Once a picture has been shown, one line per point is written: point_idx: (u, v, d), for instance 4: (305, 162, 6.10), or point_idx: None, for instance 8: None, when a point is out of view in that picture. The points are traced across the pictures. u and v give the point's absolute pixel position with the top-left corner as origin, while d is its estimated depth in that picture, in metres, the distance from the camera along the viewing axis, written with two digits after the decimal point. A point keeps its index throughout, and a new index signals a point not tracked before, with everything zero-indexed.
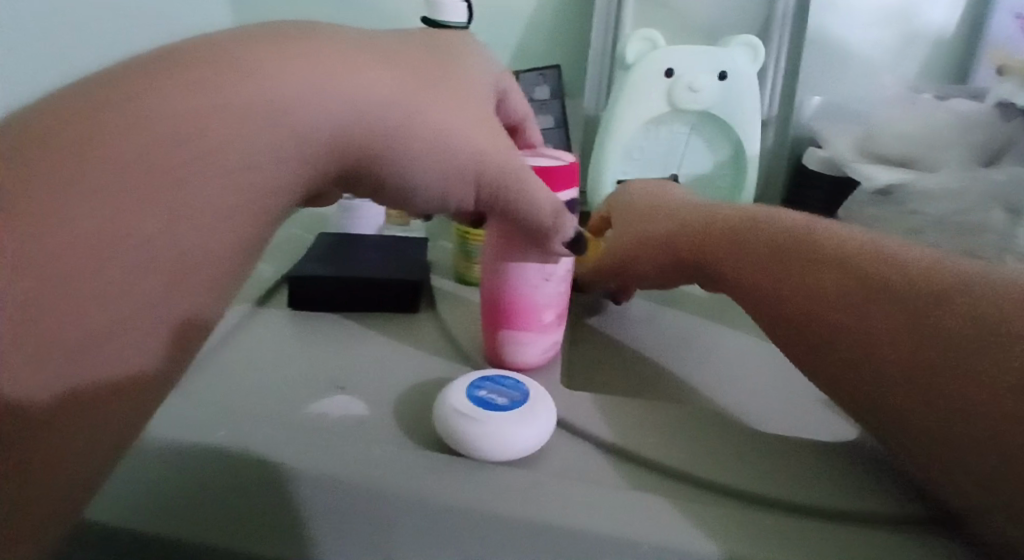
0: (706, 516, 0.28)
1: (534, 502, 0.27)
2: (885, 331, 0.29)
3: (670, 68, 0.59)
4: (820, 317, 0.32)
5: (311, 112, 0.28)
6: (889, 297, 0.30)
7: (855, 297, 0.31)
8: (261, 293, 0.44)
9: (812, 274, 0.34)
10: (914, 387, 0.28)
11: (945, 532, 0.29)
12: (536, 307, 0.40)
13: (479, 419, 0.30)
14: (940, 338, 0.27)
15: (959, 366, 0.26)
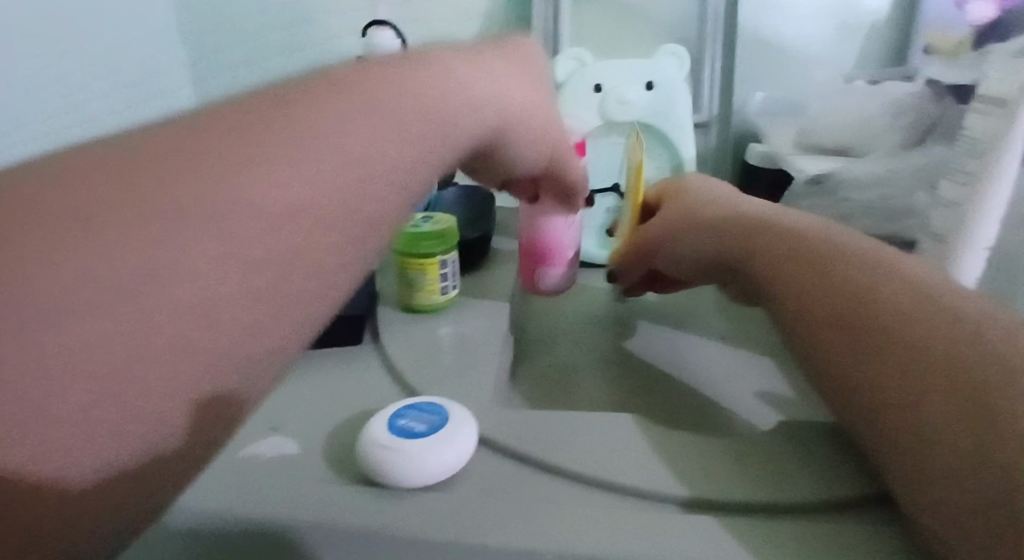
0: (623, 519, 0.30)
1: (446, 523, 0.30)
2: (887, 351, 0.29)
3: (597, 84, 0.61)
4: (829, 328, 0.32)
5: (358, 125, 0.26)
6: (904, 323, 0.29)
7: (864, 316, 0.31)
8: None
9: (837, 287, 0.33)
10: (905, 402, 0.28)
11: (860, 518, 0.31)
12: (561, 249, 0.55)
13: (394, 449, 0.32)
14: (929, 376, 0.27)
15: (948, 393, 0.26)
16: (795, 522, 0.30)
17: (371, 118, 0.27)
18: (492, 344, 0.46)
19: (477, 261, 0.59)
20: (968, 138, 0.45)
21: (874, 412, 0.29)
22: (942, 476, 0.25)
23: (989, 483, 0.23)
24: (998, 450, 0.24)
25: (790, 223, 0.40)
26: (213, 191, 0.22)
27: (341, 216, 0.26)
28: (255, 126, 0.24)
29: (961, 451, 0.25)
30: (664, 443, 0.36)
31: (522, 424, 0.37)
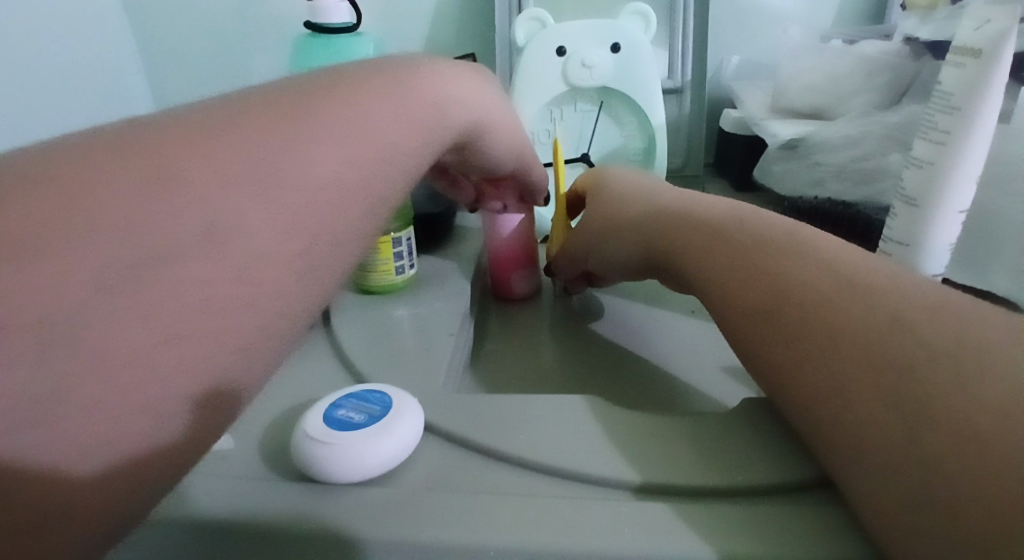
0: (568, 508, 0.28)
1: (379, 516, 0.28)
2: (821, 348, 0.28)
3: (559, 47, 0.58)
4: (762, 326, 0.31)
5: (311, 159, 0.29)
6: (835, 315, 0.28)
7: (794, 311, 0.29)
8: None
9: (767, 281, 0.32)
10: (833, 400, 0.26)
11: (820, 496, 0.29)
12: (514, 255, 0.53)
13: (327, 441, 0.31)
14: (865, 371, 0.26)
15: (875, 385, 0.25)
16: (750, 504, 0.29)
17: (318, 144, 0.30)
18: (446, 323, 0.44)
19: (440, 237, 0.56)
20: (942, 92, 0.43)
21: (811, 413, 0.27)
22: (887, 475, 0.24)
23: (936, 480, 0.22)
24: (940, 444, 0.22)
25: (722, 212, 0.38)
26: (173, 211, 0.24)
27: (279, 221, 0.27)
28: (210, 152, 0.26)
29: (904, 449, 0.23)
30: (619, 424, 0.34)
31: (473, 409, 0.36)
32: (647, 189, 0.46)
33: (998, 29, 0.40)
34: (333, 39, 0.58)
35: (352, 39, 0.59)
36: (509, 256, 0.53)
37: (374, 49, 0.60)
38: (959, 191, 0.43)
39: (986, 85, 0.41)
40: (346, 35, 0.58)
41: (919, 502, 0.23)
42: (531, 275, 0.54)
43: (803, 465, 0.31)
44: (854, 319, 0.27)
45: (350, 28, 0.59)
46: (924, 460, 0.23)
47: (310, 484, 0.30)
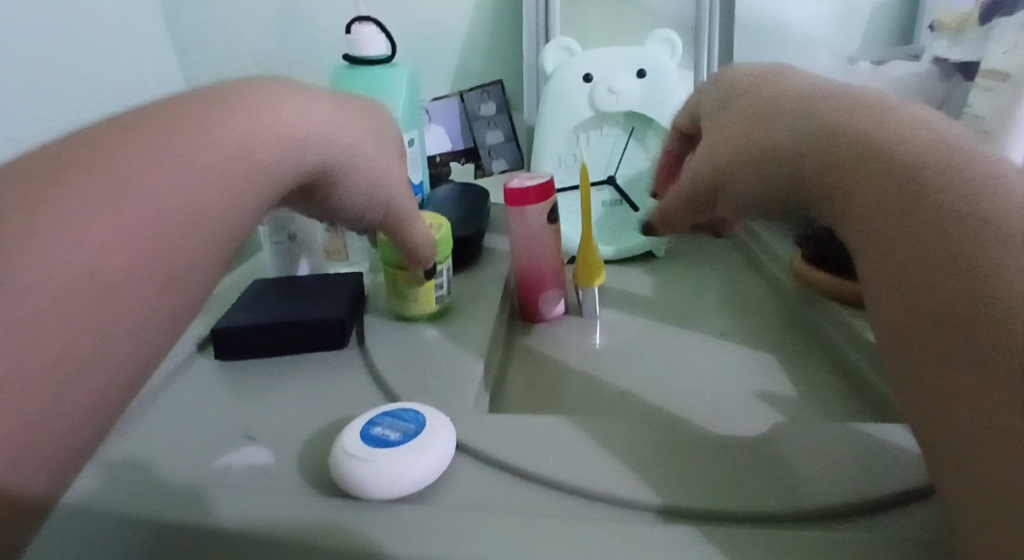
0: (593, 528, 0.29)
1: (412, 533, 0.29)
2: (958, 300, 0.22)
3: (588, 74, 0.60)
4: (890, 258, 0.25)
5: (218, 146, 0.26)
6: (994, 262, 0.22)
7: (936, 247, 0.24)
8: (195, 347, 0.46)
9: (905, 200, 0.25)
10: (931, 346, 0.23)
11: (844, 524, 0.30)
12: (540, 276, 0.54)
13: (364, 459, 0.32)
14: (1005, 350, 0.21)
15: (980, 350, 0.22)
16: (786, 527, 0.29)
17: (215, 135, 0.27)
18: (476, 344, 0.45)
19: (470, 257, 0.57)
20: (974, 113, 0.44)
21: (920, 371, 0.24)
22: (991, 477, 0.21)
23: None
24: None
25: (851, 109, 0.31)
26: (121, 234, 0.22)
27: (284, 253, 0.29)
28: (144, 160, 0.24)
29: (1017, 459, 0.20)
30: (647, 445, 0.35)
31: (503, 429, 0.36)
32: (752, 90, 0.38)
33: None
34: (369, 70, 0.61)
35: (386, 70, 0.61)
36: (535, 277, 0.54)
37: (407, 78, 0.62)
38: None
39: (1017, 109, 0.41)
40: (381, 66, 0.61)
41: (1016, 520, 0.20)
42: (558, 297, 0.55)
43: (831, 492, 0.31)
44: (983, 261, 0.22)
45: (385, 59, 0.61)
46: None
47: (346, 500, 0.31)
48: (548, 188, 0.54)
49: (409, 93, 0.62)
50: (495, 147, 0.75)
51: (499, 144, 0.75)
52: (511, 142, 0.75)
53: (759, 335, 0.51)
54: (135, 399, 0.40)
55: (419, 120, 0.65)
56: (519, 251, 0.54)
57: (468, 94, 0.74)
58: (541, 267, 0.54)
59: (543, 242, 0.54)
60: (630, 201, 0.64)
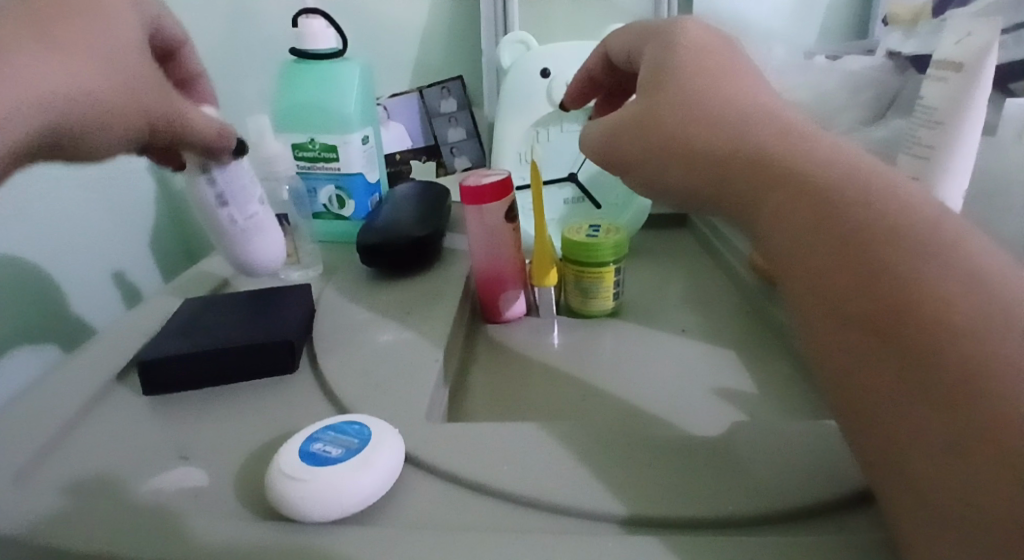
0: (538, 541, 0.28)
1: (356, 552, 0.27)
2: (899, 324, 0.24)
3: (545, 68, 0.58)
4: (827, 285, 0.27)
5: None
6: (882, 259, 0.26)
7: (833, 239, 0.27)
8: (118, 373, 0.42)
9: (806, 201, 0.29)
10: (878, 371, 0.25)
11: (796, 526, 0.29)
12: (502, 277, 0.53)
13: (303, 478, 0.30)
14: (903, 333, 0.24)
15: (928, 378, 0.23)
16: (742, 534, 0.28)
17: None
18: (429, 348, 0.43)
19: (427, 258, 0.55)
20: (925, 105, 0.43)
21: (876, 394, 0.25)
22: (901, 454, 0.24)
23: (942, 479, 0.23)
24: (980, 469, 0.22)
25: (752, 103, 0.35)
26: None
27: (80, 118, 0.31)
28: None
29: (928, 441, 0.23)
30: (608, 450, 0.34)
31: (456, 438, 0.35)
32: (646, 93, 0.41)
33: (979, 44, 0.40)
34: (319, 64, 0.59)
35: (337, 65, 0.59)
36: (496, 276, 0.53)
37: (361, 74, 0.60)
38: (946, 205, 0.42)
39: (967, 102, 0.41)
40: (332, 61, 0.59)
41: (924, 493, 0.23)
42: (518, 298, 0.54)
43: (785, 495, 0.30)
44: (914, 295, 0.24)
45: (336, 53, 0.59)
46: (968, 478, 0.22)
47: (285, 522, 0.29)
48: (508, 186, 0.52)
49: (363, 90, 0.60)
50: (456, 145, 0.73)
51: (460, 141, 0.73)
52: (472, 140, 0.74)
53: (721, 334, 0.50)
54: (62, 417, 0.38)
55: (374, 118, 0.62)
56: (480, 249, 0.52)
57: (428, 90, 0.72)
58: (502, 266, 0.53)
59: (505, 240, 0.52)
60: (594, 198, 0.62)
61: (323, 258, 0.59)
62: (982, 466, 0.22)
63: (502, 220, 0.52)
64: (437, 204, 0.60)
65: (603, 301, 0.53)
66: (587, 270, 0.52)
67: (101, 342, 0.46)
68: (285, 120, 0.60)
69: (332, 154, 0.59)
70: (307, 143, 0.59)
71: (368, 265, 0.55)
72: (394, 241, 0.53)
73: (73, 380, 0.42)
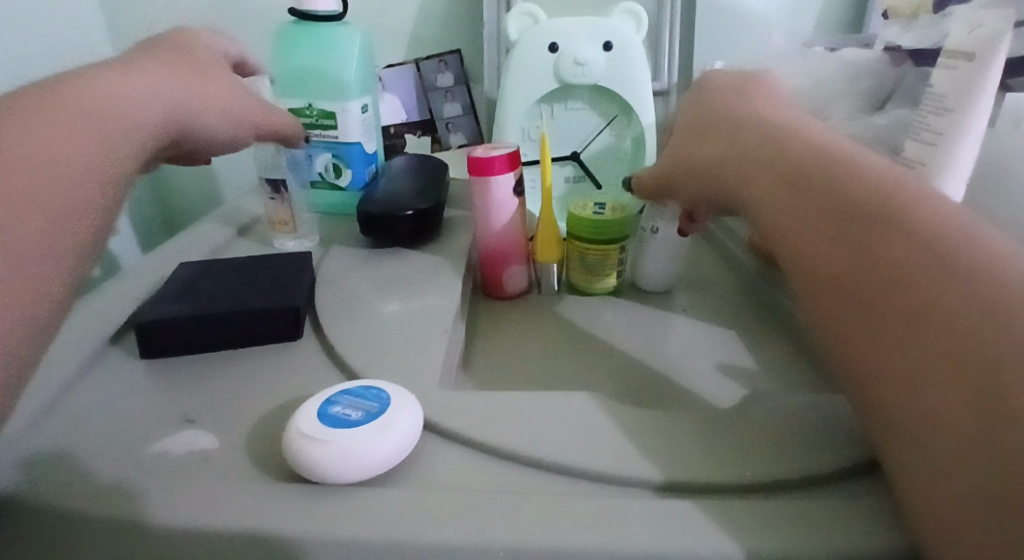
0: (564, 505, 0.27)
1: (381, 515, 0.27)
2: (895, 301, 0.26)
3: (551, 43, 0.58)
4: (828, 275, 0.29)
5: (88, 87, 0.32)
6: (895, 238, 0.27)
7: (851, 228, 0.29)
8: (111, 335, 0.41)
9: (829, 201, 0.31)
10: (880, 347, 0.26)
11: (824, 491, 0.29)
12: (506, 251, 0.52)
13: (322, 440, 0.29)
14: (899, 304, 0.26)
15: (927, 346, 0.24)
16: (775, 498, 0.29)
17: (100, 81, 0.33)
18: (437, 318, 0.43)
19: (428, 231, 0.54)
20: (936, 92, 0.44)
21: (880, 371, 0.26)
22: (910, 424, 0.24)
23: (959, 448, 0.22)
24: (976, 422, 0.22)
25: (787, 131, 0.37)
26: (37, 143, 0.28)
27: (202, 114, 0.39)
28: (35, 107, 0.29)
29: (931, 407, 0.23)
30: (626, 420, 0.33)
31: (472, 405, 0.34)
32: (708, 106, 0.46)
33: (991, 33, 0.41)
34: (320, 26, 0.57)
35: (338, 28, 0.57)
36: (500, 251, 0.52)
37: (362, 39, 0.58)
38: (952, 192, 0.43)
39: (978, 88, 0.41)
40: (334, 24, 0.57)
41: (933, 461, 0.23)
42: (521, 274, 0.53)
43: (811, 462, 0.30)
44: (912, 273, 0.26)
45: (338, 16, 0.57)
46: (963, 433, 0.22)
47: (304, 484, 0.29)
48: (515, 160, 0.52)
49: (363, 57, 0.58)
50: (453, 120, 0.72)
51: (457, 116, 0.72)
52: (469, 115, 0.72)
53: (723, 314, 0.51)
54: (54, 378, 0.36)
55: (373, 87, 0.61)
56: (485, 222, 0.52)
57: (425, 63, 0.70)
58: (507, 240, 0.52)
59: (511, 214, 0.52)
60: (594, 178, 0.62)
61: (319, 229, 0.58)
62: (980, 417, 0.22)
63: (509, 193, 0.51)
64: (439, 177, 0.59)
65: (606, 278, 0.53)
66: (591, 247, 0.52)
67: (90, 304, 0.44)
68: (282, 84, 0.58)
69: (332, 122, 0.57)
70: (305, 109, 0.57)
71: (367, 236, 0.54)
72: (396, 211, 0.52)
73: (64, 344, 0.40)
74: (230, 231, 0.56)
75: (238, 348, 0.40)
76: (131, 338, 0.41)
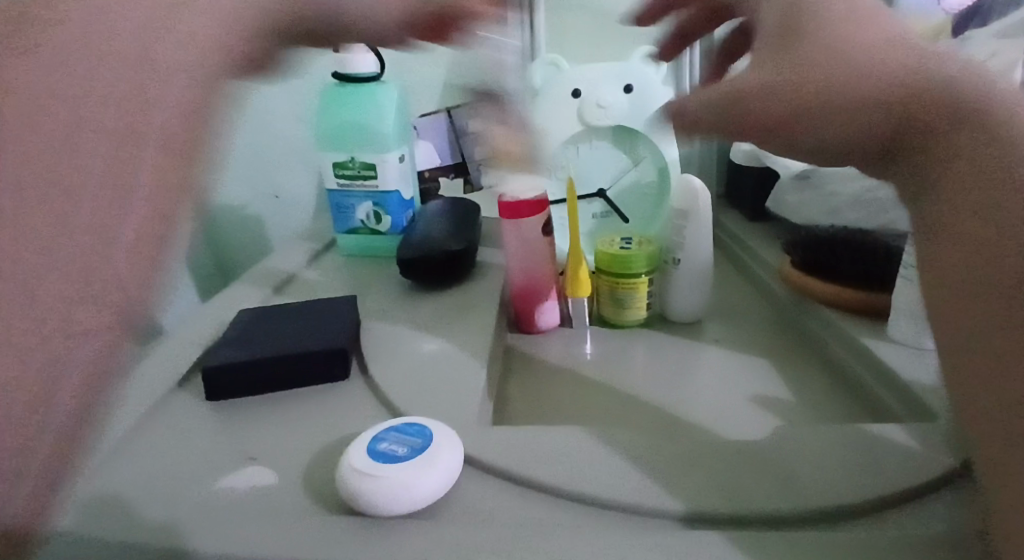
0: (596, 535, 0.29)
1: (426, 546, 0.29)
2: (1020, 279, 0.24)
3: (574, 89, 0.61)
4: (949, 229, 0.27)
5: None
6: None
7: (976, 177, 0.26)
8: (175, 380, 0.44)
9: (953, 142, 0.27)
10: (991, 317, 0.25)
11: (848, 523, 0.31)
12: (537, 290, 0.55)
13: (373, 475, 0.31)
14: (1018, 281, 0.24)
15: None
16: (795, 529, 0.30)
17: None
18: (475, 357, 0.45)
19: (463, 272, 0.57)
20: None
21: (981, 340, 0.25)
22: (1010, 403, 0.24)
23: None
24: None
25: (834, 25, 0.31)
26: None
27: None
28: None
29: None
30: (656, 453, 0.35)
31: (510, 441, 0.36)
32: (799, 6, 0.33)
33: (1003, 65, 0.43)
34: (359, 86, 0.61)
35: (377, 87, 0.61)
36: (531, 288, 0.55)
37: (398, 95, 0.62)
38: None
39: None
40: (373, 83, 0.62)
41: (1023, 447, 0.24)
42: (552, 311, 0.56)
43: (835, 493, 0.32)
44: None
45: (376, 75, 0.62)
46: None
47: (355, 517, 0.31)
48: (543, 204, 0.55)
49: (399, 110, 0.62)
50: None
51: None
52: None
53: (753, 344, 0.52)
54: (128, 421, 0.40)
55: (409, 137, 0.65)
56: (517, 262, 0.54)
57: (457, 111, 0.74)
58: (538, 280, 0.54)
59: (541, 253, 0.54)
60: (622, 213, 0.64)
61: (361, 273, 0.61)
62: None
63: (539, 234, 0.54)
64: (473, 219, 0.62)
65: (636, 311, 0.55)
66: (619, 282, 0.54)
67: (157, 351, 0.48)
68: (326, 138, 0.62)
69: (371, 172, 0.61)
70: (347, 161, 0.61)
71: (406, 277, 0.57)
72: (432, 254, 0.55)
73: (136, 392, 0.43)
74: (279, 277, 0.60)
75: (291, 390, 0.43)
76: (195, 382, 0.44)
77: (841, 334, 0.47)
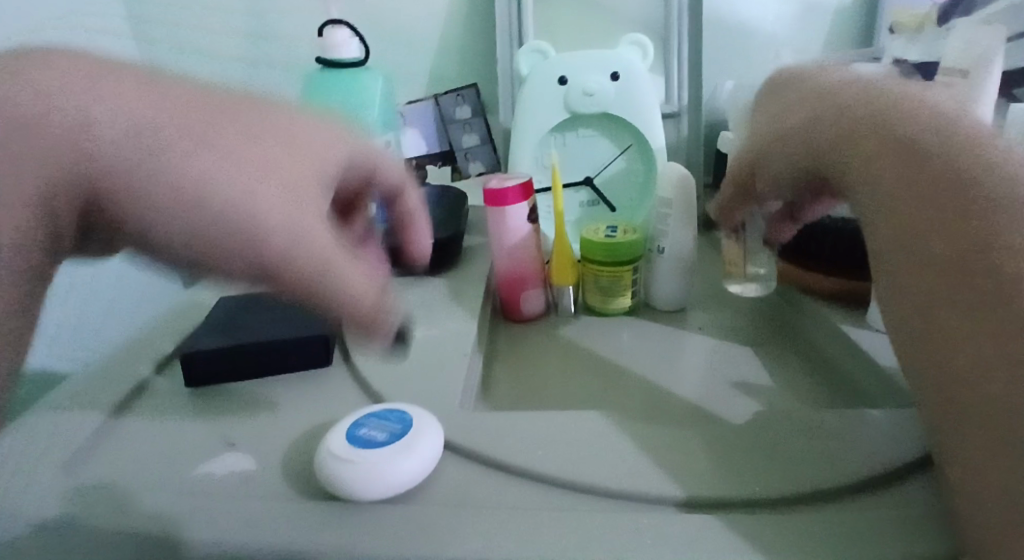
0: (572, 521, 0.29)
1: (401, 531, 0.29)
2: (972, 287, 0.24)
3: (561, 76, 0.60)
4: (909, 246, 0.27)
5: None
6: (990, 217, 0.24)
7: (939, 193, 0.26)
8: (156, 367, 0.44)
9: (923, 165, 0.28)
10: (952, 324, 0.25)
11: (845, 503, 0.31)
12: (523, 277, 0.54)
13: (352, 460, 0.31)
14: (973, 287, 0.24)
15: (994, 342, 0.23)
16: (797, 512, 0.30)
17: None
18: (457, 344, 0.45)
19: (448, 259, 0.57)
20: None
21: (949, 347, 0.25)
22: (975, 408, 0.24)
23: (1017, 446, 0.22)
24: None
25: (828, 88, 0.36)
26: None
27: None
28: None
29: (994, 398, 0.23)
30: (635, 438, 0.35)
31: (490, 427, 0.36)
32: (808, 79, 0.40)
33: (982, 51, 0.43)
34: (344, 72, 0.61)
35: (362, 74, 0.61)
36: (518, 276, 0.54)
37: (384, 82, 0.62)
38: None
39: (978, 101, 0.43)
40: (357, 69, 0.61)
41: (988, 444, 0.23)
42: (538, 298, 0.55)
43: (832, 477, 0.32)
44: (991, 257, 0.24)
45: (360, 61, 0.61)
46: None
47: (332, 503, 0.31)
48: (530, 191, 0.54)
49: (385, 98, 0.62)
50: (471, 150, 0.75)
51: (475, 147, 0.75)
52: (486, 146, 0.75)
53: (737, 332, 0.52)
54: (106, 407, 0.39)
55: (395, 125, 0.64)
56: (503, 249, 0.54)
57: (443, 97, 0.74)
58: (524, 267, 0.54)
59: (527, 241, 0.54)
60: (609, 201, 0.64)
61: None
62: None
63: (525, 222, 0.54)
64: (459, 207, 0.62)
65: (621, 299, 0.55)
66: (604, 269, 0.54)
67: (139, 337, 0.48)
68: None
69: None
70: None
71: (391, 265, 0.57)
72: (416, 241, 0.55)
73: (117, 377, 0.43)
74: None
75: (271, 376, 0.43)
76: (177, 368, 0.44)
77: (825, 322, 0.48)
